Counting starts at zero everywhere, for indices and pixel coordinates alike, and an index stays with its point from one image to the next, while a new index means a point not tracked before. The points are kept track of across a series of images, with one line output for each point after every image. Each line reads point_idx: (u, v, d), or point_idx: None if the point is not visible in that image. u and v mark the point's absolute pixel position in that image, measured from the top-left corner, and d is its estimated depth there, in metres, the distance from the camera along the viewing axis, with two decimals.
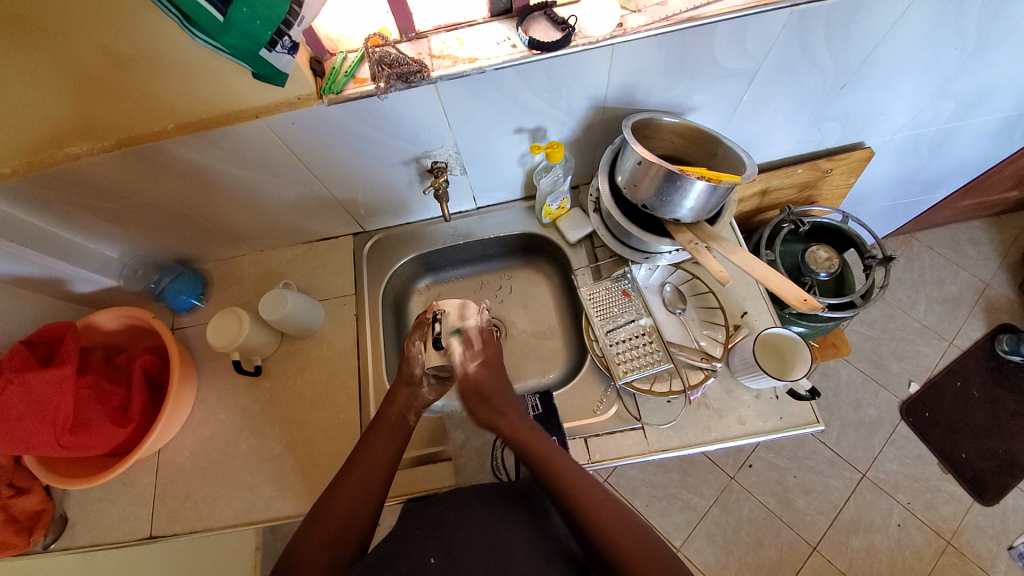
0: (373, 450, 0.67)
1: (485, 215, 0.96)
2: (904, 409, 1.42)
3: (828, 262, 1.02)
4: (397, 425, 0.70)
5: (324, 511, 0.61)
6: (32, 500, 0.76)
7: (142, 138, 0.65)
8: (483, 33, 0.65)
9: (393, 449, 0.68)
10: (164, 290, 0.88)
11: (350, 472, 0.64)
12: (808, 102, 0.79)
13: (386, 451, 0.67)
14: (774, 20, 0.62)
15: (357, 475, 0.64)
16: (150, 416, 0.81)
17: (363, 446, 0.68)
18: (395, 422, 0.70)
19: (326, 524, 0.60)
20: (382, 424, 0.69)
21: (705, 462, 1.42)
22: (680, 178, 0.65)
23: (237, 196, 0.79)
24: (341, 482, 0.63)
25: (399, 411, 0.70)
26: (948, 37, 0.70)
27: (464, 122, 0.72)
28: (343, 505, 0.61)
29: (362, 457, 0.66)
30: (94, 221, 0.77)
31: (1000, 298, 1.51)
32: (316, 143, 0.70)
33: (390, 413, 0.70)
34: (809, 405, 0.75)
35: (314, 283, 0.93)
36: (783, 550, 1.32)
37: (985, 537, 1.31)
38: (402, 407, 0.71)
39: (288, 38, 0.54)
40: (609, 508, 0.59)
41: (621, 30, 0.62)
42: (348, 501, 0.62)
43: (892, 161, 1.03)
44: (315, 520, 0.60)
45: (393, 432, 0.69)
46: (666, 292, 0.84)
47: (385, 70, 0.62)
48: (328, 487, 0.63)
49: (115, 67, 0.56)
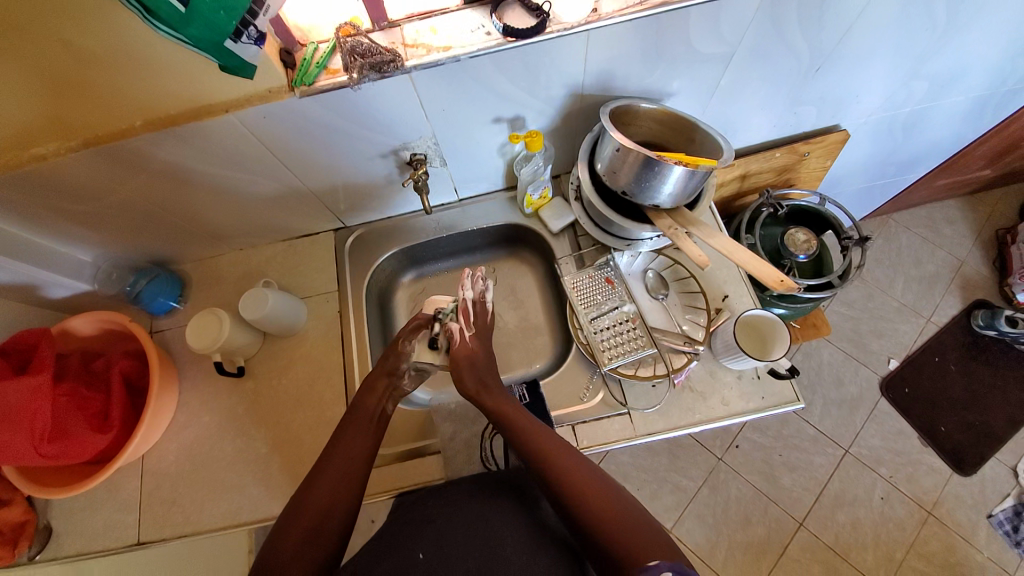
0: (345, 443, 0.66)
1: (467, 207, 0.96)
2: (885, 386, 1.46)
3: (806, 244, 1.04)
4: (366, 418, 0.69)
5: (302, 509, 0.59)
6: (14, 511, 0.74)
7: (107, 136, 0.62)
8: (457, 21, 0.64)
9: (368, 440, 0.67)
10: (140, 292, 0.86)
11: (328, 466, 0.63)
12: (784, 85, 0.80)
13: (361, 442, 0.66)
14: (747, 3, 0.62)
15: (333, 469, 0.63)
16: (131, 421, 0.79)
17: (338, 441, 0.67)
18: (366, 413, 0.70)
19: (303, 521, 0.58)
20: (359, 417, 0.69)
21: (694, 444, 1.45)
22: (658, 164, 0.65)
23: (212, 194, 0.77)
24: (319, 476, 0.62)
25: (376, 402, 0.71)
26: (919, 17, 0.71)
27: (441, 112, 0.71)
28: (323, 500, 0.60)
29: (339, 451, 0.65)
30: (61, 223, 0.75)
31: (975, 275, 1.55)
32: (290, 137, 0.69)
33: (364, 406, 0.70)
34: (789, 383, 0.76)
35: (295, 281, 0.92)
36: (771, 527, 1.35)
37: (964, 505, 1.35)
38: (377, 398, 0.71)
39: (254, 29, 0.53)
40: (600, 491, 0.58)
41: (595, 16, 0.61)
42: (327, 495, 0.60)
43: (867, 143, 1.05)
44: (292, 519, 0.58)
45: (369, 423, 0.69)
46: (649, 278, 0.85)
47: (357, 60, 0.61)
48: (306, 484, 0.62)
49: (73, 61, 0.54)
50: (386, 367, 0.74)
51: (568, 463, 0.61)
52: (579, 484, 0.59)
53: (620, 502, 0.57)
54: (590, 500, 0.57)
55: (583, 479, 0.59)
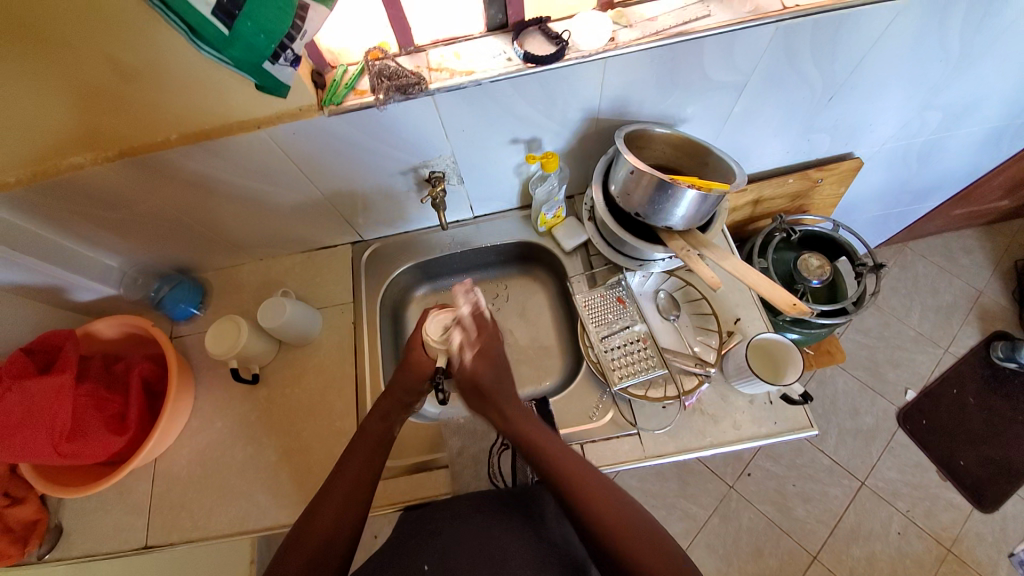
0: (346, 468, 0.65)
1: (481, 224, 0.98)
2: (901, 416, 1.43)
3: (819, 269, 1.04)
4: (367, 442, 0.68)
5: (306, 533, 0.59)
6: (26, 510, 0.75)
7: (143, 147, 0.66)
8: (480, 47, 0.67)
9: (366, 468, 0.66)
10: (163, 298, 0.89)
11: (330, 492, 0.63)
12: (796, 114, 0.81)
13: (358, 469, 0.65)
14: (761, 34, 0.64)
15: (333, 491, 0.63)
16: (146, 424, 0.80)
17: (338, 467, 0.66)
18: (370, 436, 0.69)
19: (305, 547, 0.58)
20: (364, 439, 0.68)
21: (703, 470, 1.42)
22: (671, 186, 0.66)
23: (236, 205, 0.80)
24: (322, 501, 0.62)
25: (381, 425, 0.70)
26: (931, 50, 0.72)
27: (461, 132, 0.74)
28: (326, 525, 0.60)
29: (340, 477, 0.64)
30: (93, 230, 0.78)
31: (994, 305, 1.53)
32: (315, 153, 0.72)
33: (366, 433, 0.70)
34: (802, 409, 0.75)
35: (312, 292, 0.94)
36: (783, 561, 1.31)
37: (985, 544, 1.30)
38: (382, 421, 0.70)
39: (291, 51, 0.55)
40: (621, 509, 0.58)
41: (613, 44, 0.64)
42: (330, 522, 0.60)
43: (882, 171, 1.05)
44: (294, 544, 0.58)
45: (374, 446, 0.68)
46: (660, 298, 0.85)
47: (385, 82, 0.64)
48: (311, 507, 0.62)
49: (120, 78, 0.57)
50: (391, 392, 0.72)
51: (586, 481, 0.60)
52: (589, 494, 0.58)
53: (628, 513, 0.58)
54: (608, 518, 0.57)
55: (598, 494, 0.59)
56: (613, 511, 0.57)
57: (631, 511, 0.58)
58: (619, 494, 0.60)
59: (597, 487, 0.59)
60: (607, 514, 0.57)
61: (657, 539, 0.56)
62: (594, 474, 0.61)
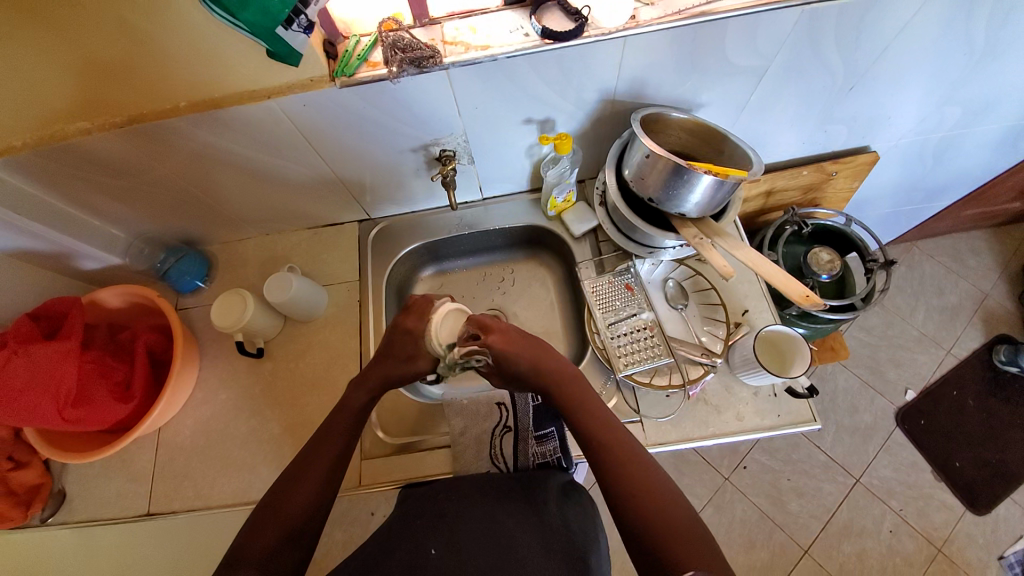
0: (339, 452, 0.64)
1: (490, 206, 0.97)
2: (900, 416, 1.43)
3: (829, 264, 1.04)
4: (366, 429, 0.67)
5: (281, 509, 0.58)
6: (29, 474, 0.76)
7: (152, 115, 0.65)
8: (497, 21, 0.66)
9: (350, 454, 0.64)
10: (170, 270, 0.89)
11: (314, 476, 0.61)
12: (815, 104, 0.80)
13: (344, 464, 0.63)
14: (785, 19, 0.63)
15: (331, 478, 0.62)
16: (151, 394, 0.81)
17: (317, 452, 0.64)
18: None
19: (281, 524, 0.57)
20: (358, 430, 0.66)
21: (700, 461, 1.43)
22: (688, 172, 0.65)
23: (243, 177, 0.79)
24: (310, 481, 0.61)
25: None
26: (957, 43, 0.70)
27: (474, 110, 0.72)
28: (303, 516, 0.58)
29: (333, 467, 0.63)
30: (98, 197, 0.77)
31: (999, 309, 1.52)
32: (328, 125, 0.71)
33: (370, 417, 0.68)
34: (806, 402, 0.75)
35: (317, 269, 0.94)
36: (774, 552, 1.32)
37: (976, 544, 1.31)
38: None
39: (305, 17, 0.55)
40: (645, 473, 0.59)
41: (634, 22, 0.62)
42: (312, 512, 0.59)
43: (896, 167, 1.04)
44: (267, 523, 0.57)
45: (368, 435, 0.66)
46: (669, 287, 0.85)
47: (399, 54, 0.63)
48: (287, 478, 0.61)
49: (128, 40, 0.56)
50: (388, 380, 0.67)
51: (613, 439, 0.62)
52: (613, 449, 0.61)
53: (648, 471, 0.59)
54: (629, 477, 0.59)
55: (625, 454, 0.61)
56: (646, 484, 0.58)
57: (650, 472, 0.59)
58: (660, 477, 0.60)
59: (646, 478, 0.59)
60: (646, 498, 0.57)
61: (691, 520, 0.56)
62: (623, 435, 0.63)
